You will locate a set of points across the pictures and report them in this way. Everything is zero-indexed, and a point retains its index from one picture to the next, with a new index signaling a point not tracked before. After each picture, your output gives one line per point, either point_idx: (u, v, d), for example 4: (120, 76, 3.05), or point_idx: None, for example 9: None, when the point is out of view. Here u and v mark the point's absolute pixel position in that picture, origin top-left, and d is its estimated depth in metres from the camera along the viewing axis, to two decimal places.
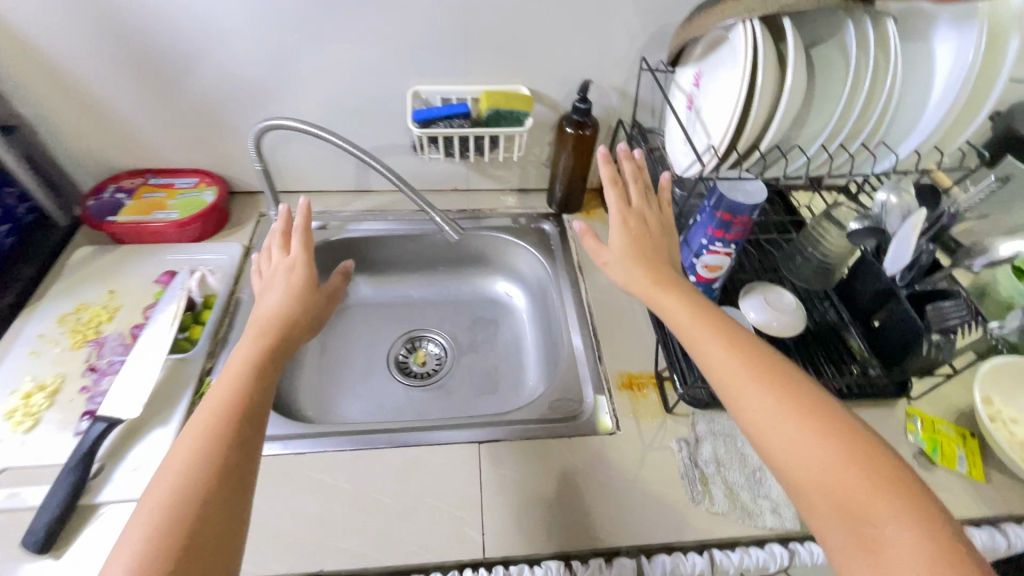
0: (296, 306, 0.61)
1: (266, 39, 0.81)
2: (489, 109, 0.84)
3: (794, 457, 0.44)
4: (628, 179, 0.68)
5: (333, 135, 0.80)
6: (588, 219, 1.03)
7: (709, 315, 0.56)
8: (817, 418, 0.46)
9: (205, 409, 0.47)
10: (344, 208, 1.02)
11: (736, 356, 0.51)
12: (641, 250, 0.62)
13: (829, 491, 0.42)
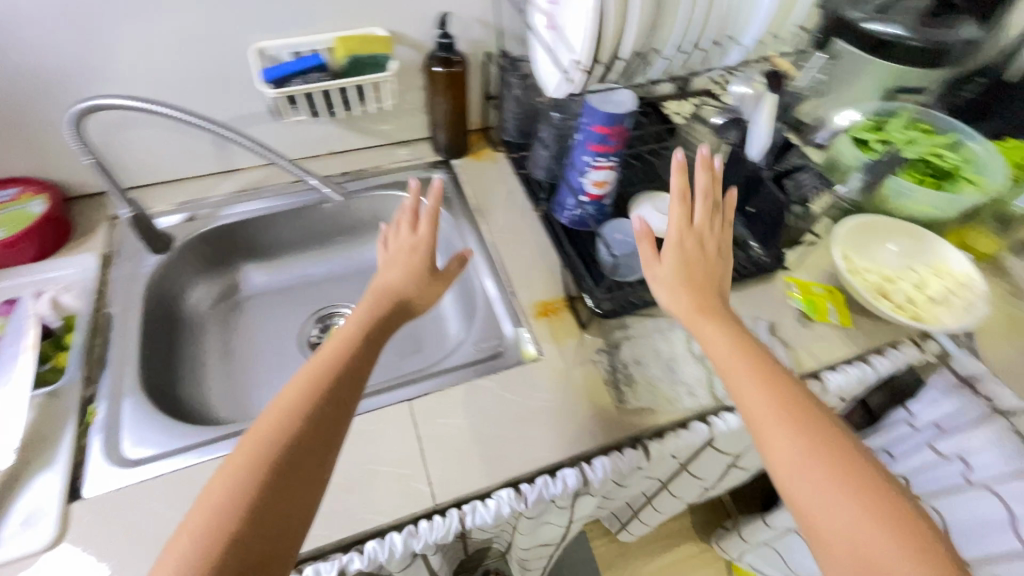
0: (413, 287, 0.62)
1: (56, 8, 0.68)
2: (347, 57, 0.80)
3: (821, 506, 0.44)
4: (697, 192, 0.64)
5: (167, 106, 0.69)
6: (477, 160, 1.01)
7: (754, 353, 0.55)
8: (847, 470, 0.45)
9: (283, 394, 0.48)
10: (211, 193, 0.92)
11: (768, 388, 0.51)
12: (689, 273, 0.61)
13: (851, 537, 0.42)
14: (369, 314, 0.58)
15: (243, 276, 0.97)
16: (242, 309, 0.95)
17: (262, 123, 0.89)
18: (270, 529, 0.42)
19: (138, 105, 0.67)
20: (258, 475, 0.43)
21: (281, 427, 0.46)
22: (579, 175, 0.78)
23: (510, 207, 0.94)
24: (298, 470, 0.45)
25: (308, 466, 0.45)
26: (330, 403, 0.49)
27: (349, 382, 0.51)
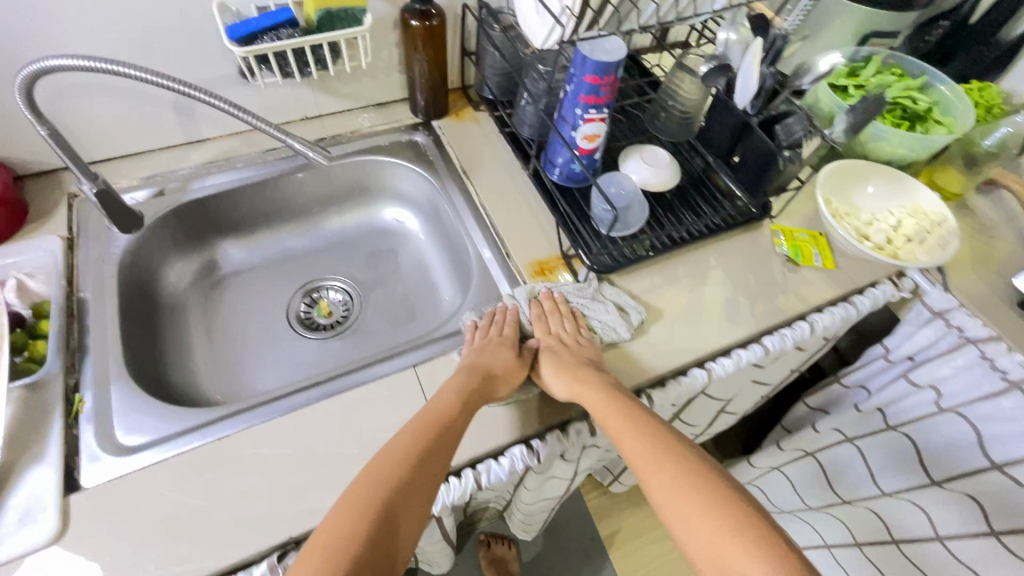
0: (502, 369, 0.67)
1: None
2: (320, 11, 0.73)
3: (687, 533, 0.50)
4: (554, 322, 0.74)
5: (124, 66, 0.59)
6: (458, 122, 0.99)
7: (628, 403, 0.62)
8: (696, 480, 0.53)
9: (394, 448, 0.56)
10: (179, 165, 0.87)
11: (637, 433, 0.58)
12: (563, 363, 0.68)
13: (713, 552, 0.47)
14: (470, 388, 0.63)
15: (221, 253, 0.92)
16: (223, 289, 0.91)
17: (229, 86, 0.83)
18: (370, 569, 0.47)
19: (93, 65, 0.58)
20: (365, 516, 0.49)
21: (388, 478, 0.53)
22: (571, 129, 0.76)
23: (498, 168, 0.92)
24: (400, 525, 0.51)
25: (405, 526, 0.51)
26: (434, 456, 0.57)
27: (439, 457, 0.57)
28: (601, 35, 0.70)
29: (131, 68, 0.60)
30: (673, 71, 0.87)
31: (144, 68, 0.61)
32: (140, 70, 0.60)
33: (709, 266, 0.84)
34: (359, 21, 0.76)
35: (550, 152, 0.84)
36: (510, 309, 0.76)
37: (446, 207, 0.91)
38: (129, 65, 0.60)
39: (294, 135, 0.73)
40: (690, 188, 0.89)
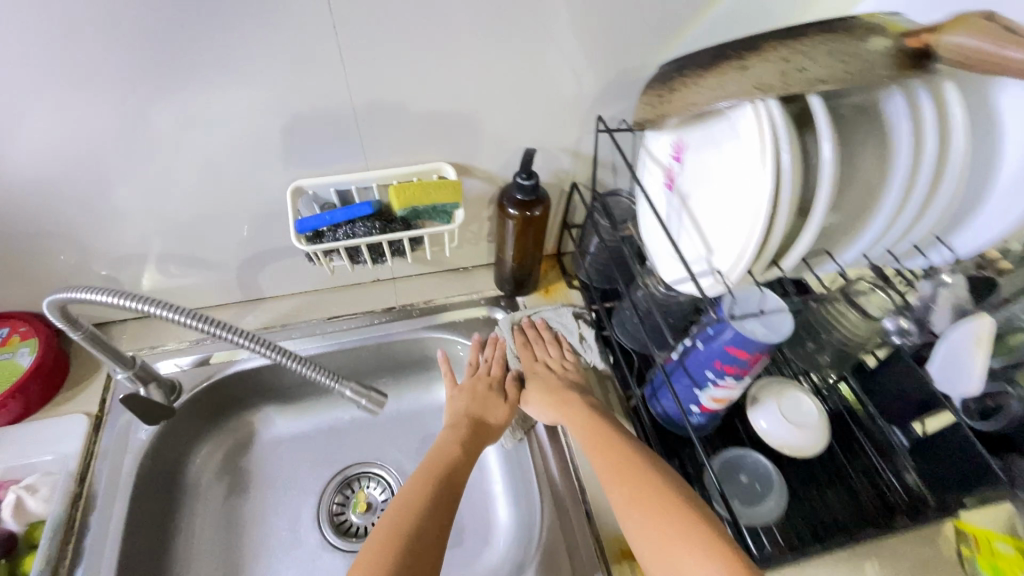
0: (491, 415, 0.71)
1: (60, 149, 0.56)
2: (403, 210, 0.61)
3: (651, 544, 0.51)
4: (539, 346, 0.75)
5: (150, 304, 0.51)
6: (547, 300, 0.84)
7: (605, 422, 0.63)
8: (659, 497, 0.53)
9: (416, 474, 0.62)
10: (232, 329, 0.78)
11: (601, 450, 0.60)
12: (548, 390, 0.70)
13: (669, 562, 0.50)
14: (461, 436, 0.67)
15: (264, 420, 0.82)
16: (253, 466, 0.79)
17: (297, 253, 0.75)
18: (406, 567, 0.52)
19: (121, 303, 0.50)
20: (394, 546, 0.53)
21: (409, 506, 0.58)
22: (693, 387, 0.58)
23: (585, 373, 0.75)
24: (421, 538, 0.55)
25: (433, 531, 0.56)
26: (452, 479, 0.62)
27: (448, 480, 0.61)
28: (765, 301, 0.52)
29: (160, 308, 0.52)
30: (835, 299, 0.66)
31: (168, 306, 0.52)
32: (173, 309, 0.52)
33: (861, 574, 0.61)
34: (447, 215, 0.64)
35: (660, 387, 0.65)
36: (502, 344, 0.77)
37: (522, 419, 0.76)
38: (158, 303, 0.52)
39: (348, 380, 0.67)
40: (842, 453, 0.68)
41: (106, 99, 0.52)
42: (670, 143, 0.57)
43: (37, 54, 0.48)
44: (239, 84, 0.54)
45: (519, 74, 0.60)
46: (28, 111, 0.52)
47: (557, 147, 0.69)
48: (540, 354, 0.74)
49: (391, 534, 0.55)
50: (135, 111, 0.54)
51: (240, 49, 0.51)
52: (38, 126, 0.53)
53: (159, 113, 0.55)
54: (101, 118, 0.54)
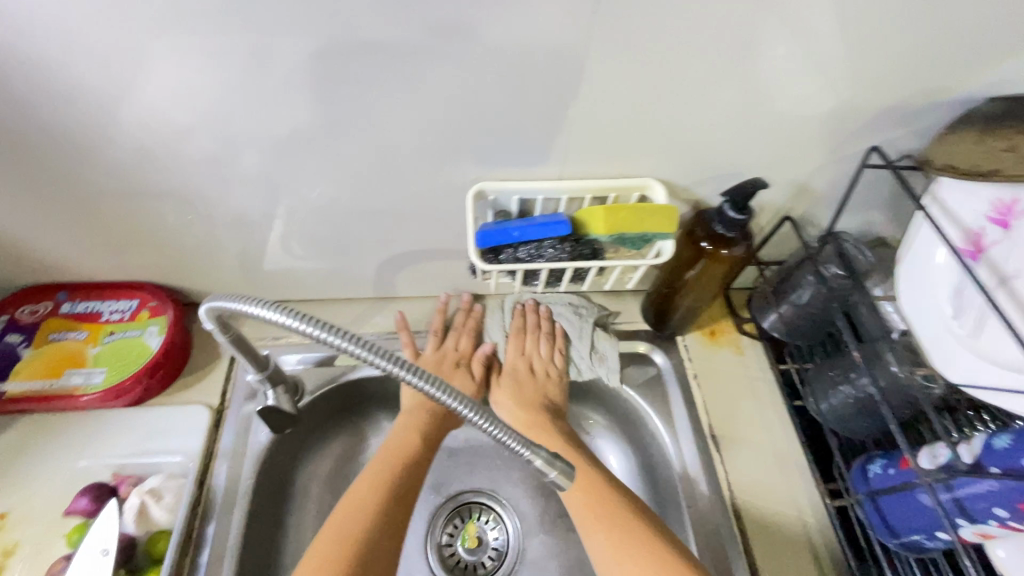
0: None
1: (227, 112, 0.47)
2: (608, 235, 0.51)
3: None
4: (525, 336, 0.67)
5: (315, 326, 0.40)
6: (713, 345, 0.70)
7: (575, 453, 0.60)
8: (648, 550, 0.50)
9: (371, 473, 0.57)
10: (360, 329, 0.70)
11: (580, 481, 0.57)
12: (523, 398, 0.65)
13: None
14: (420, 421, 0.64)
15: (375, 431, 0.73)
16: None
17: (444, 256, 0.66)
18: None
19: (270, 316, 0.41)
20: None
21: (360, 506, 0.54)
22: (957, 516, 0.46)
23: (763, 446, 0.63)
24: (374, 551, 0.51)
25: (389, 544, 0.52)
26: (406, 485, 0.57)
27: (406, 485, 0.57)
28: None
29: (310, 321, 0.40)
30: None
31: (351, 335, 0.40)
32: (367, 344, 0.41)
33: None
34: (650, 245, 0.53)
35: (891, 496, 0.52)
36: (476, 314, 0.69)
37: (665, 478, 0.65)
38: (284, 308, 0.41)
39: (540, 445, 0.43)
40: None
41: (306, 66, 0.44)
42: (990, 199, 0.45)
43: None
44: (458, 65, 0.44)
45: (785, 81, 0.47)
46: (215, 70, 0.44)
47: (785, 174, 0.56)
48: (524, 342, 0.67)
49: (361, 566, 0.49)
50: (331, 84, 0.45)
51: (476, 22, 0.41)
52: (222, 89, 0.45)
53: (356, 89, 0.46)
54: (292, 87, 0.45)
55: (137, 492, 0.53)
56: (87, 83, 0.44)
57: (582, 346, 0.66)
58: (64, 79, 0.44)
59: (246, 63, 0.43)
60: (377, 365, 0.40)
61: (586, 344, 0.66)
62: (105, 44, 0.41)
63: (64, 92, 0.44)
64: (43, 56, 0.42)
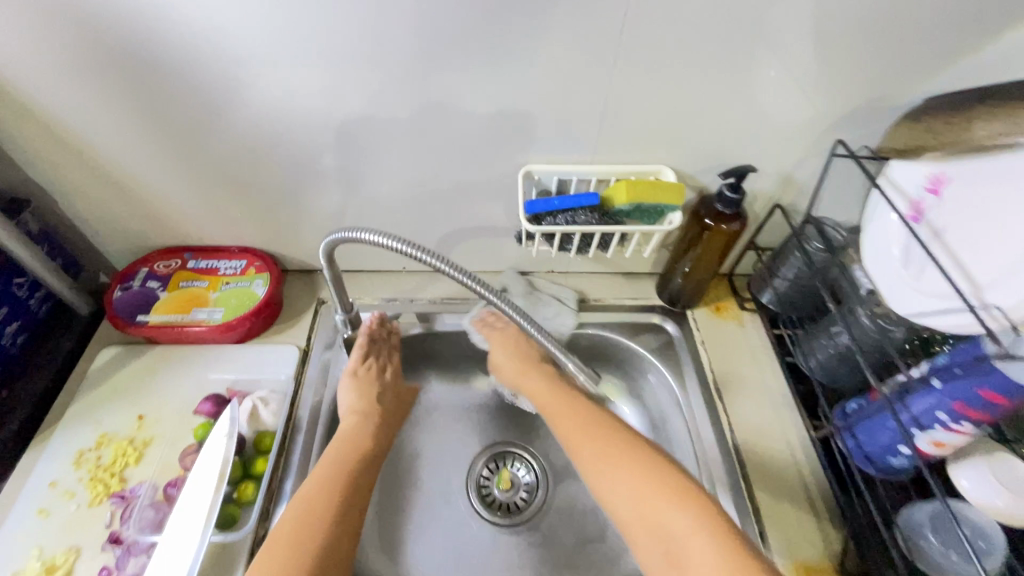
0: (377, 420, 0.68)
1: (335, 104, 0.62)
2: (628, 204, 0.64)
3: (626, 502, 0.57)
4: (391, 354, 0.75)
5: (430, 255, 0.58)
6: (717, 318, 0.82)
7: (574, 399, 0.70)
8: (642, 463, 0.59)
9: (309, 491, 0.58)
10: (418, 295, 0.83)
11: (569, 416, 0.67)
12: (517, 354, 0.77)
13: (643, 510, 0.56)
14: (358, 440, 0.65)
15: (423, 386, 0.85)
16: (415, 426, 0.83)
17: (491, 233, 0.79)
18: None
19: (382, 242, 0.56)
20: (325, 507, 0.57)
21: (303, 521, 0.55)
22: (914, 426, 0.56)
23: (759, 397, 0.74)
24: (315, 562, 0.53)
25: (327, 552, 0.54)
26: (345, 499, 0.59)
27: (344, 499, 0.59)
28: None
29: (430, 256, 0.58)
30: None
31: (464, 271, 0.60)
32: (450, 263, 0.59)
33: None
34: (662, 216, 0.66)
35: (863, 425, 0.62)
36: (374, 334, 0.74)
37: (676, 426, 0.75)
38: (395, 238, 0.56)
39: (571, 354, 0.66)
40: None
41: (398, 67, 0.58)
42: (925, 173, 0.55)
43: (361, 18, 0.54)
44: (515, 68, 0.59)
45: (764, 86, 0.61)
46: (339, 73, 0.59)
47: (772, 166, 0.69)
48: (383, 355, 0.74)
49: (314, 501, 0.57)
50: (419, 81, 0.60)
51: (535, 38, 0.56)
52: (340, 89, 0.60)
53: (436, 85, 0.60)
54: (393, 88, 0.60)
55: (250, 397, 0.66)
56: (243, 84, 0.59)
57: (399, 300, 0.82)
58: (227, 81, 0.59)
59: (357, 65, 0.58)
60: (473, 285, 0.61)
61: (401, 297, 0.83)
62: (256, 48, 0.56)
63: (225, 91, 0.60)
64: (218, 64, 0.57)
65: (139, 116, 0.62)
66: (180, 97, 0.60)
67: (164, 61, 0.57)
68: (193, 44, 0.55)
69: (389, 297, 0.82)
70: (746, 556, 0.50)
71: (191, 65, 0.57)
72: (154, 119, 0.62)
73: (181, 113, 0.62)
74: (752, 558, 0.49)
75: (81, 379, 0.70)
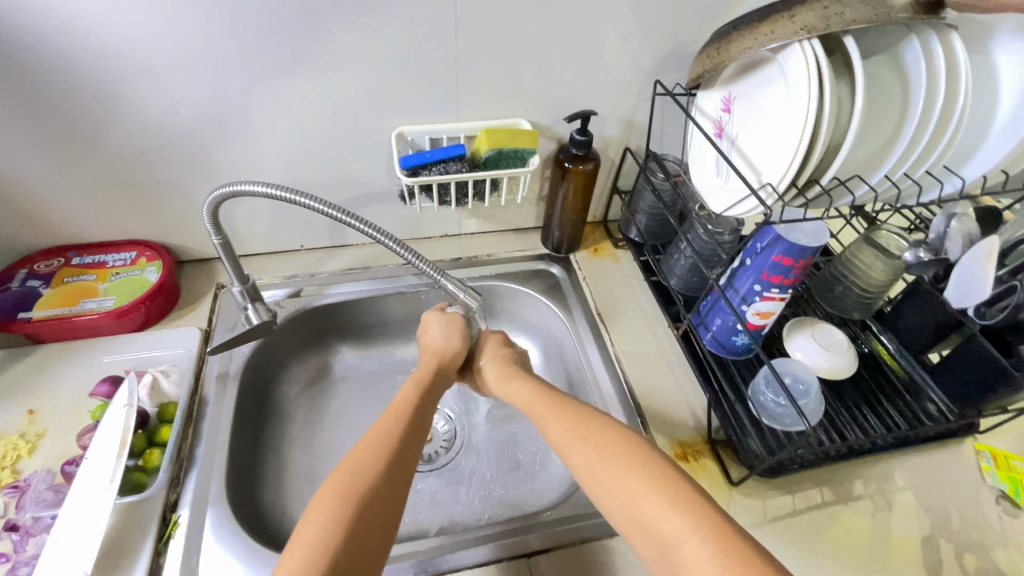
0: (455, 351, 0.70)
1: (206, 82, 0.66)
2: (491, 150, 0.72)
3: (608, 504, 0.48)
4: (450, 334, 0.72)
5: (311, 199, 0.61)
6: (596, 257, 0.93)
7: (556, 404, 0.60)
8: (624, 462, 0.50)
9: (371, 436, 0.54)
10: (318, 270, 0.87)
11: (555, 425, 0.57)
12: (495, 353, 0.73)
13: (631, 513, 0.46)
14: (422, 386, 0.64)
15: (333, 356, 0.88)
16: (331, 394, 0.86)
17: (381, 200, 0.85)
18: (360, 538, 0.46)
19: (261, 191, 0.60)
20: (350, 500, 0.48)
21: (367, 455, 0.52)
22: (740, 302, 0.68)
23: (633, 314, 0.84)
24: (375, 504, 0.48)
25: (384, 500, 0.49)
26: (412, 442, 0.56)
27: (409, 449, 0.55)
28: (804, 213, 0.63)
29: (310, 198, 0.62)
30: (857, 245, 0.74)
31: (378, 227, 0.66)
32: (327, 203, 0.62)
33: (895, 485, 0.68)
34: (524, 160, 0.76)
35: (708, 315, 0.74)
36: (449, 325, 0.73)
37: (574, 351, 0.82)
38: (272, 185, 0.60)
39: (449, 276, 0.73)
40: (881, 390, 0.73)
41: (260, 44, 0.64)
42: (720, 98, 0.69)
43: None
44: (371, 39, 0.66)
45: (590, 39, 0.71)
46: (205, 51, 0.63)
47: (614, 113, 0.81)
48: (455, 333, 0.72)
49: (347, 487, 0.49)
50: (283, 54, 0.65)
51: (384, 8, 0.63)
52: (210, 64, 0.64)
53: (300, 58, 0.66)
54: (258, 58, 0.65)
55: (149, 371, 0.68)
56: (111, 63, 0.61)
57: (300, 277, 0.85)
58: (93, 63, 0.61)
59: (220, 42, 0.62)
60: (340, 219, 0.63)
61: (305, 272, 0.86)
62: (118, 29, 0.59)
63: (87, 71, 0.61)
64: (81, 48, 0.59)
65: (1, 104, 0.62)
66: (42, 80, 0.61)
67: (18, 46, 0.58)
68: (51, 28, 0.57)
69: (292, 275, 0.85)
70: (752, 563, 0.39)
71: (50, 49, 0.59)
72: (15, 105, 0.62)
73: (44, 97, 0.62)
74: (762, 566, 0.39)
75: None
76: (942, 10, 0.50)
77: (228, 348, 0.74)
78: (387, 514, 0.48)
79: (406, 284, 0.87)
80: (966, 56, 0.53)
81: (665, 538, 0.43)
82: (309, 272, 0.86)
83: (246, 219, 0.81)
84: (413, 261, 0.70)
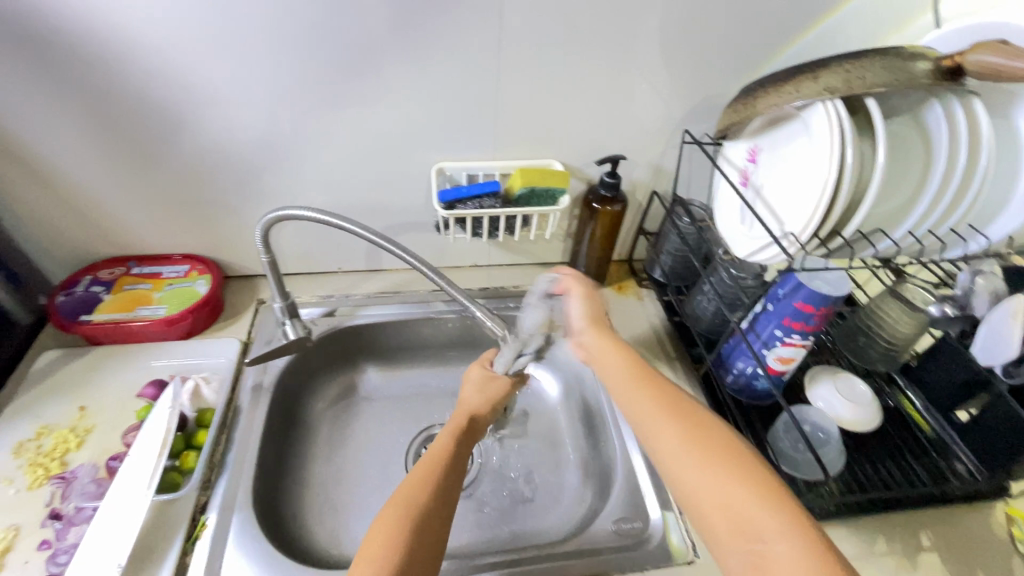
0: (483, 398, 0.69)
1: (269, 115, 0.73)
2: (524, 188, 0.77)
3: (693, 489, 0.48)
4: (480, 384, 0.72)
5: (355, 225, 0.66)
6: (619, 294, 0.95)
7: (645, 378, 0.58)
8: (718, 448, 0.49)
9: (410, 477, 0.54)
10: (353, 291, 0.91)
11: (640, 403, 0.56)
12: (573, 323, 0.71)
13: (720, 504, 0.46)
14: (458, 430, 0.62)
15: (360, 376, 0.92)
16: (355, 413, 0.88)
17: (416, 229, 0.90)
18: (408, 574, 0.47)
19: (309, 216, 0.65)
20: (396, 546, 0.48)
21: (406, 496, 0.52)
22: (761, 347, 0.68)
23: (654, 352, 0.85)
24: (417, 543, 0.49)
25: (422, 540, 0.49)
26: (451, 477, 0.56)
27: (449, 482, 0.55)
28: (826, 263, 0.64)
29: (353, 223, 0.66)
30: (882, 297, 0.74)
31: (414, 254, 0.70)
32: (370, 231, 0.67)
33: (919, 545, 0.66)
34: (555, 199, 0.80)
35: (729, 358, 0.74)
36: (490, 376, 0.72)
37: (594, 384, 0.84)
38: (320, 211, 0.65)
39: (478, 302, 0.75)
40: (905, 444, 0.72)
41: (322, 84, 0.71)
42: (747, 148, 0.72)
43: (289, 42, 0.67)
44: (420, 83, 0.72)
45: (623, 90, 0.76)
46: (273, 89, 0.70)
47: (643, 159, 0.84)
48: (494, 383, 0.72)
49: (391, 537, 0.48)
50: (340, 93, 0.72)
51: (434, 57, 0.70)
52: (276, 100, 0.71)
53: (355, 98, 0.73)
54: (318, 97, 0.72)
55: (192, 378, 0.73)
56: (193, 95, 0.69)
57: (336, 297, 0.90)
58: (175, 94, 0.69)
59: (287, 81, 0.70)
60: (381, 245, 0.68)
61: (341, 293, 0.91)
62: (201, 67, 0.67)
63: (169, 101, 0.69)
64: (168, 82, 0.67)
65: (95, 127, 0.70)
66: (132, 108, 0.69)
67: (116, 79, 0.66)
68: (146, 64, 0.65)
69: (328, 295, 0.90)
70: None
71: (142, 82, 0.67)
72: (105, 129, 0.70)
73: (131, 123, 0.70)
74: None
75: (21, 381, 0.73)
76: (961, 77, 0.52)
77: (264, 361, 0.78)
78: (428, 552, 0.49)
79: (435, 309, 0.91)
80: (988, 121, 0.55)
81: (756, 532, 0.43)
82: (345, 293, 0.91)
83: (292, 240, 0.87)
84: (444, 287, 0.74)
